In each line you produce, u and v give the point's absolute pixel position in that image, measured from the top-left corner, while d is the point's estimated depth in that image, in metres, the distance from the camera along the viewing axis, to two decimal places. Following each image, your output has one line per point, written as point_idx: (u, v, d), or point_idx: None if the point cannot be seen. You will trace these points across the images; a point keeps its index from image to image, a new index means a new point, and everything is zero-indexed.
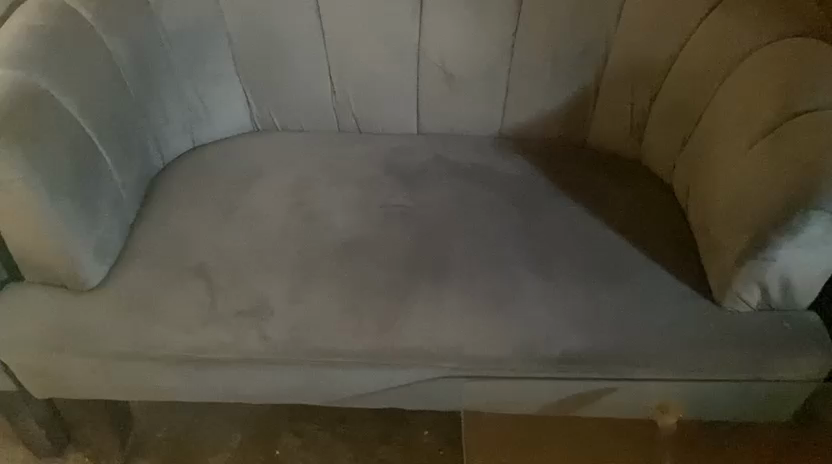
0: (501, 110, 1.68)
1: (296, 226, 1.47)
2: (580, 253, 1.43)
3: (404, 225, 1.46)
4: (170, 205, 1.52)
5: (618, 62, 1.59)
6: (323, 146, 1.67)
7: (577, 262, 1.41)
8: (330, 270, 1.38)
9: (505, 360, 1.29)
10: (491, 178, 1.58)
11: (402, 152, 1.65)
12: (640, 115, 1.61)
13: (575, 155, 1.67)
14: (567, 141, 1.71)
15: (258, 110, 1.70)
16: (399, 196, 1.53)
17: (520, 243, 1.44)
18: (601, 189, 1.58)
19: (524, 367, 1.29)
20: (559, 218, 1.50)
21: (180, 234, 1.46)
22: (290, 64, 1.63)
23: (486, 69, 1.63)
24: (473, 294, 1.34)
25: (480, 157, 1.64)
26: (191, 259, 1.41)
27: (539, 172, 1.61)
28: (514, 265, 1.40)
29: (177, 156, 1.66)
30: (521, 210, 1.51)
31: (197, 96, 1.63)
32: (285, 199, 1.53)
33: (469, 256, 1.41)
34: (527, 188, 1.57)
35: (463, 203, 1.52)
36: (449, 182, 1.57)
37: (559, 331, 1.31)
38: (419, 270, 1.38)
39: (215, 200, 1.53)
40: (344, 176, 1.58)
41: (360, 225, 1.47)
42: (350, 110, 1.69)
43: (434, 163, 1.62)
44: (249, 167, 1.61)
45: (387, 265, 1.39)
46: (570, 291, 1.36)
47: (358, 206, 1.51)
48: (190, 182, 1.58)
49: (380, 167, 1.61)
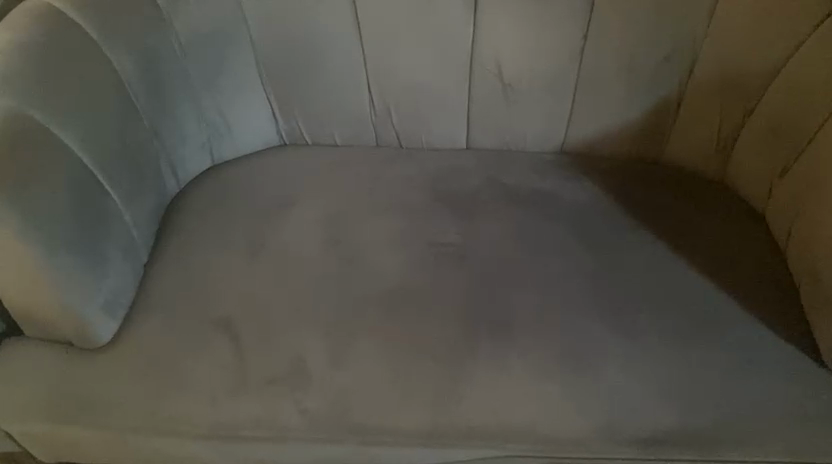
0: (565, 123, 1.45)
1: (333, 270, 1.27)
2: (665, 304, 1.22)
3: (459, 270, 1.26)
4: (190, 242, 1.33)
5: (707, 72, 1.35)
6: (360, 168, 1.45)
7: (664, 315, 1.20)
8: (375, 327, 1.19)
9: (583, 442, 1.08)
10: (556, 208, 1.36)
11: (451, 173, 1.43)
12: (729, 133, 1.38)
13: (649, 176, 1.44)
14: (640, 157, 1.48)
15: (286, 122, 1.49)
16: (451, 231, 1.32)
17: (596, 292, 1.23)
18: (683, 219, 1.36)
19: (605, 449, 1.08)
20: (638, 259, 1.29)
21: (201, 280, 1.27)
22: (322, 73, 1.42)
23: (550, 77, 1.39)
24: (545, 357, 1.15)
25: (542, 179, 1.42)
26: (214, 312, 1.22)
27: (609, 199, 1.39)
28: (590, 320, 1.19)
29: (195, 177, 1.45)
30: (593, 250, 1.30)
31: (217, 111, 1.41)
32: (319, 234, 1.33)
33: (537, 309, 1.20)
34: (596, 220, 1.35)
35: (525, 240, 1.30)
36: (508, 211, 1.35)
37: (648, 403, 1.10)
38: (480, 327, 1.18)
39: (240, 235, 1.33)
40: (386, 204, 1.37)
41: (407, 268, 1.26)
42: (390, 123, 1.48)
43: (490, 187, 1.40)
44: (276, 193, 1.41)
45: (441, 321, 1.19)
46: (658, 353, 1.15)
47: (405, 243, 1.30)
48: (212, 211, 1.38)
49: (427, 192, 1.39)
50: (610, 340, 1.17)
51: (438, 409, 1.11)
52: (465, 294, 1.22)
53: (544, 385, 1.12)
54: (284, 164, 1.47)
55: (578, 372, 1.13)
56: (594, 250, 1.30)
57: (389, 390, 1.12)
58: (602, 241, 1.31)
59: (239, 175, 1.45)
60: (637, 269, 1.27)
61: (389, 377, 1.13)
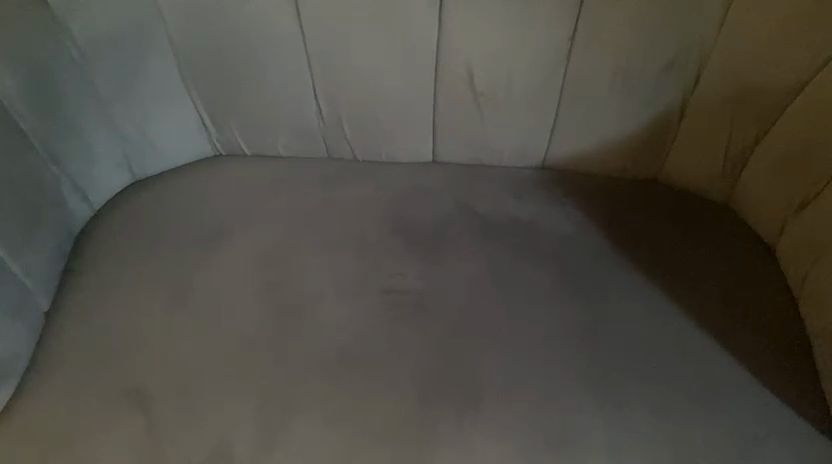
0: (548, 136, 1.24)
1: (271, 323, 1.07)
2: (661, 368, 1.03)
3: (420, 324, 1.06)
4: (102, 285, 1.12)
5: (716, 82, 1.13)
6: (307, 187, 1.23)
7: (661, 383, 1.02)
8: (317, 399, 0.99)
9: None
10: (536, 242, 1.16)
11: (415, 195, 1.22)
12: (738, 153, 1.17)
13: (645, 196, 1.24)
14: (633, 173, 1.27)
15: (218, 131, 1.26)
16: (410, 272, 1.12)
17: (582, 354, 1.04)
18: (683, 255, 1.16)
19: None
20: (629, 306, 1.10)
21: (112, 335, 1.07)
22: (258, 76, 1.19)
23: (530, 84, 1.17)
24: (521, 438, 0.96)
25: (522, 204, 1.21)
26: (128, 379, 1.02)
27: (597, 229, 1.19)
28: (576, 390, 1.00)
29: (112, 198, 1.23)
30: (578, 297, 1.10)
31: (133, 123, 1.19)
32: (256, 276, 1.12)
33: (512, 376, 1.01)
34: (581, 255, 1.15)
35: (500, 284, 1.10)
36: (478, 246, 1.15)
37: None
38: (444, 399, 0.99)
39: (161, 276, 1.12)
40: (336, 236, 1.16)
41: (359, 322, 1.06)
42: (344, 135, 1.25)
43: (460, 214, 1.19)
44: (207, 220, 1.19)
45: (398, 391, 1.00)
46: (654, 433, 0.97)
47: (357, 288, 1.10)
48: (131, 244, 1.17)
49: (386, 220, 1.18)
50: (597, 417, 0.98)
51: None
52: (427, 356, 1.03)
53: None
54: (219, 182, 1.25)
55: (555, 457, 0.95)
56: (579, 296, 1.10)
57: None
58: (589, 284, 1.12)
59: (166, 196, 1.23)
60: (629, 321, 1.08)
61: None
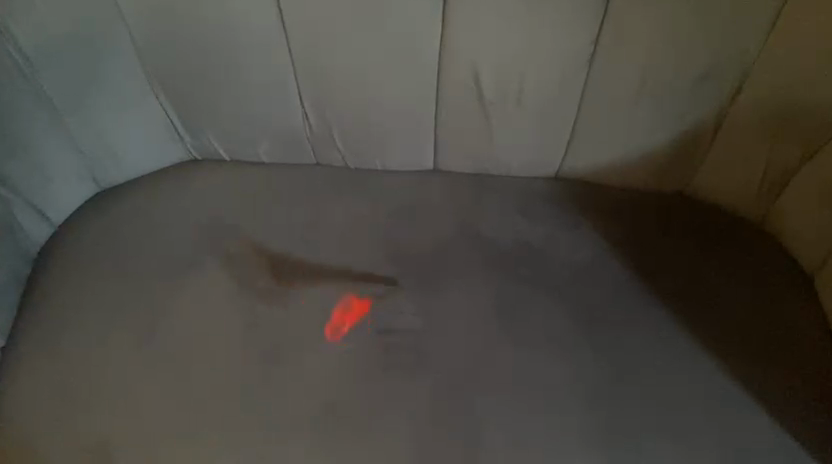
0: (562, 149, 1.10)
1: (251, 369, 0.96)
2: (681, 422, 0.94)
3: (415, 372, 0.96)
4: (63, 320, 1.01)
5: (756, 96, 0.99)
6: (294, 204, 1.11)
7: (678, 442, 0.93)
8: (302, 461, 0.90)
9: None
10: (545, 274, 1.05)
11: (412, 214, 1.10)
12: (778, 173, 1.03)
13: (668, 215, 1.11)
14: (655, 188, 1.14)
15: (193, 137, 1.13)
16: (406, 307, 1.01)
17: (592, 409, 0.95)
18: (708, 288, 1.05)
19: None
20: (648, 349, 1.00)
21: (73, 381, 0.96)
22: (236, 80, 1.06)
23: (545, 91, 1.03)
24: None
25: (530, 225, 1.09)
26: (89, 435, 0.91)
27: (613, 256, 1.07)
28: (585, 452, 0.92)
29: (70, 215, 1.11)
30: (590, 340, 1.00)
31: (93, 131, 1.07)
32: (234, 312, 1.01)
33: (515, 435, 0.92)
34: (595, 288, 1.04)
35: (503, 324, 1.01)
36: (481, 278, 1.04)
37: None
38: (441, 461, 0.90)
39: (130, 311, 1.01)
40: (324, 265, 1.05)
41: (348, 368, 0.96)
42: (333, 141, 1.12)
43: (461, 239, 1.08)
44: (182, 242, 1.08)
45: (389, 452, 0.90)
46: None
47: (347, 328, 1.00)
48: (95, 270, 1.05)
49: (379, 247, 1.07)
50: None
51: None
52: (423, 410, 0.93)
53: None
54: (195, 195, 1.12)
55: None
56: (591, 338, 1.01)
57: None
58: (602, 325, 1.02)
59: (133, 212, 1.11)
60: (645, 369, 0.98)
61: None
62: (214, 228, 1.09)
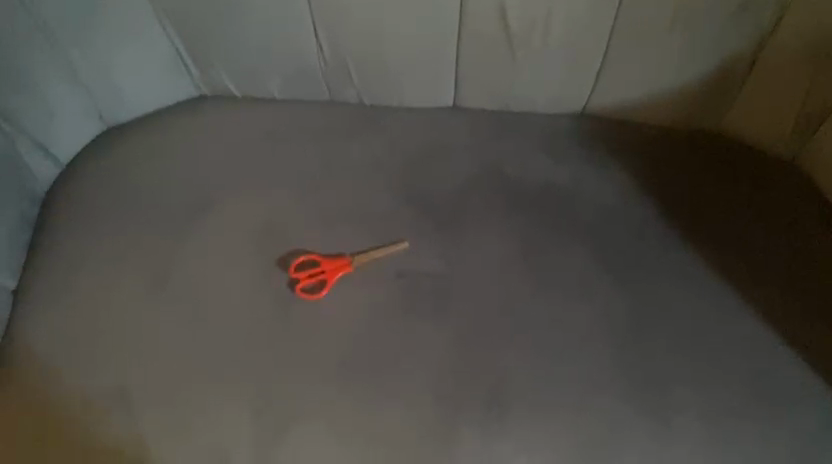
0: (590, 85, 1.06)
1: (269, 313, 0.95)
2: (710, 361, 0.93)
3: (438, 316, 0.94)
4: (75, 263, 0.99)
5: (800, 25, 0.94)
6: (311, 145, 1.08)
7: (706, 386, 0.91)
8: (327, 398, 0.89)
9: None
10: (571, 216, 1.03)
11: (432, 156, 1.07)
12: (817, 110, 0.99)
13: (699, 154, 1.08)
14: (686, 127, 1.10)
15: (203, 73, 1.10)
16: (428, 248, 0.99)
17: (619, 352, 0.93)
18: (739, 228, 1.03)
19: None
20: (676, 289, 0.99)
21: (89, 320, 0.94)
22: (247, 11, 1.01)
23: (572, 22, 0.98)
24: (547, 453, 0.87)
25: (555, 167, 1.07)
26: (109, 371, 0.90)
27: (641, 198, 1.05)
28: (613, 390, 0.91)
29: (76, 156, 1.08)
30: (618, 283, 0.99)
31: (97, 66, 1.03)
32: (251, 256, 0.99)
33: (538, 379, 0.91)
34: (622, 230, 1.03)
35: (528, 267, 0.99)
36: (506, 218, 1.03)
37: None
38: (463, 406, 0.89)
39: (146, 250, 1.00)
40: (342, 208, 1.03)
41: (369, 311, 0.95)
42: (348, 77, 1.08)
43: (484, 181, 1.05)
44: (195, 184, 1.05)
45: (415, 391, 0.90)
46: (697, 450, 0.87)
47: (367, 272, 0.98)
48: (105, 213, 1.03)
49: (399, 189, 1.04)
50: (634, 429, 0.88)
51: None
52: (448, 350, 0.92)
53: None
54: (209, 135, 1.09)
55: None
56: (618, 280, 0.99)
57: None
58: (630, 267, 1.00)
59: (142, 152, 1.08)
60: (672, 312, 0.97)
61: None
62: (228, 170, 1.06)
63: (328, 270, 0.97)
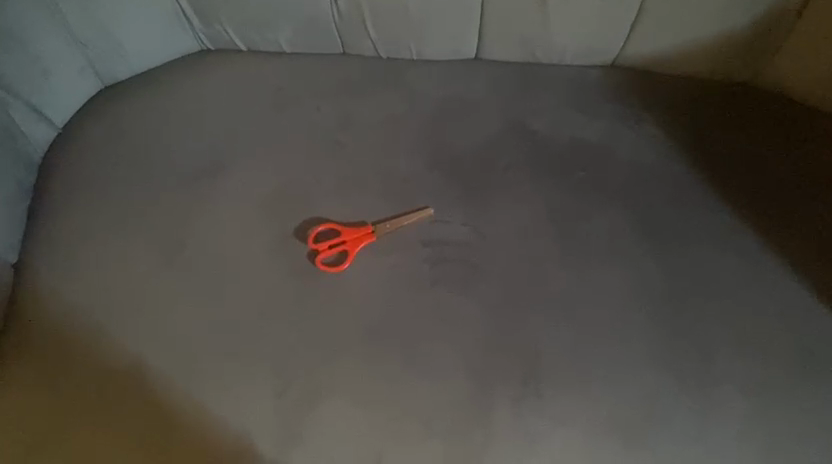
0: (627, 30, 1.05)
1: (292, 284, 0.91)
2: (747, 310, 0.92)
3: (469, 274, 0.92)
4: (81, 235, 0.95)
5: None
6: (329, 106, 1.05)
7: (745, 355, 0.89)
8: (361, 353, 0.87)
9: None
10: (602, 178, 1.00)
11: (454, 115, 1.04)
12: None
13: (723, 107, 1.07)
14: (707, 80, 1.10)
15: (203, 24, 1.08)
16: (456, 203, 0.97)
17: (655, 320, 0.91)
18: (785, 178, 1.01)
19: None
20: (711, 240, 0.97)
21: (104, 283, 0.91)
22: None
23: None
24: (585, 429, 0.84)
25: (583, 128, 1.04)
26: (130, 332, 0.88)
27: (670, 151, 1.03)
28: (651, 342, 0.89)
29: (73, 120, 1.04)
30: (653, 247, 0.95)
31: (90, 17, 1.01)
32: (268, 224, 0.96)
33: (572, 350, 0.88)
34: (653, 185, 1.00)
35: (559, 222, 0.96)
36: (534, 170, 1.00)
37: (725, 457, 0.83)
38: (496, 381, 0.86)
39: (163, 209, 0.97)
40: (364, 174, 1.00)
41: (396, 280, 0.91)
42: (363, 27, 1.07)
43: (511, 143, 1.02)
44: (208, 148, 1.02)
45: (452, 342, 0.88)
46: (740, 426, 0.85)
47: (392, 240, 0.94)
48: (113, 181, 0.99)
49: (422, 153, 1.01)
50: (673, 401, 0.86)
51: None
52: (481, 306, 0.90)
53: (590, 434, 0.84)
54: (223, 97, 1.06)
55: (635, 415, 0.85)
56: (651, 232, 0.97)
57: (382, 440, 0.83)
58: (663, 229, 0.97)
59: (143, 113, 1.04)
60: (707, 277, 0.94)
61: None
62: (243, 131, 1.03)
63: (348, 242, 0.93)
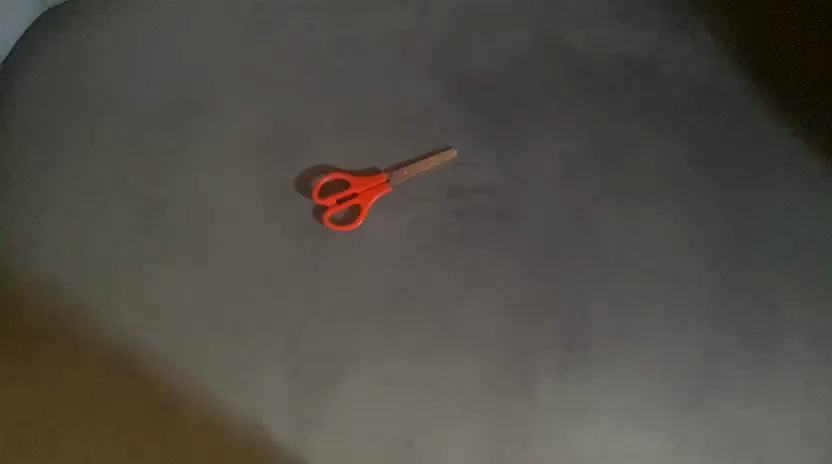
0: None
1: (307, 249, 0.84)
2: (804, 234, 0.87)
3: (504, 214, 0.86)
4: (46, 206, 0.85)
5: None
6: (338, 37, 0.95)
7: (804, 301, 0.84)
8: (397, 303, 0.82)
9: (697, 451, 0.79)
10: (648, 105, 0.92)
11: (475, 42, 0.95)
12: None
13: (768, 15, 0.98)
14: None
15: None
16: (488, 134, 0.90)
17: (711, 267, 0.86)
18: None
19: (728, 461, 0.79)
20: (766, 159, 0.90)
21: (105, 241, 0.84)
22: None
23: None
24: (640, 394, 0.80)
25: (620, 53, 0.95)
26: (146, 290, 0.82)
27: (720, 70, 0.94)
28: (700, 278, 0.85)
29: (23, 67, 0.92)
30: (704, 184, 0.89)
31: None
32: (271, 182, 0.87)
33: (623, 307, 0.84)
34: (701, 110, 0.92)
35: (599, 152, 0.90)
36: (569, 94, 0.92)
37: (777, 391, 0.81)
38: (539, 347, 0.82)
39: (166, 152, 0.88)
40: (380, 114, 0.91)
41: (427, 239, 0.85)
42: None
43: (542, 70, 0.94)
44: (197, 92, 0.91)
45: (492, 288, 0.83)
46: (802, 385, 0.81)
47: (417, 190, 0.87)
48: (84, 141, 0.88)
49: (446, 87, 0.92)
50: (728, 360, 0.82)
51: (500, 421, 0.79)
52: (520, 247, 0.85)
53: (639, 374, 0.81)
54: (209, 28, 0.95)
55: (684, 356, 0.82)
56: (697, 155, 0.90)
57: (427, 392, 0.79)
58: (715, 161, 0.90)
59: (116, 54, 0.93)
60: (763, 212, 0.88)
61: (402, 448, 0.77)
62: (236, 71, 0.93)
63: (360, 194, 0.85)
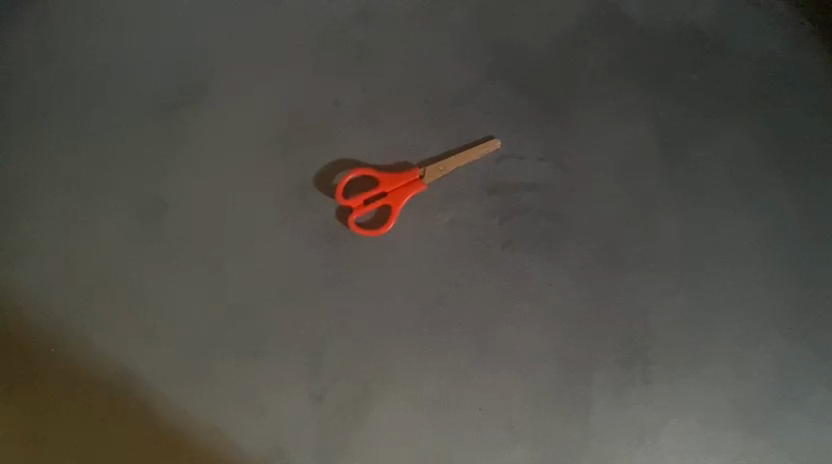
0: None
1: (330, 255, 0.74)
2: None
3: (552, 213, 0.76)
4: (38, 202, 0.76)
5: None
6: (366, 12, 0.84)
7: None
8: (431, 315, 0.72)
9: None
10: (718, 86, 0.81)
11: (522, 17, 0.84)
12: None
13: None
14: None
15: None
16: (532, 122, 0.79)
17: (790, 272, 0.75)
18: None
19: None
20: None
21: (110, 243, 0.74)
22: None
23: None
24: (709, 416, 0.70)
25: (685, 27, 0.84)
26: (157, 300, 0.72)
27: (799, 45, 0.83)
28: (777, 284, 0.74)
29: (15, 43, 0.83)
30: (780, 176, 0.78)
31: None
32: (290, 180, 0.77)
33: (691, 316, 0.73)
34: (778, 93, 0.81)
35: (660, 140, 0.79)
36: (628, 74, 0.82)
37: None
38: (594, 363, 0.71)
39: (177, 143, 0.79)
40: (412, 101, 0.80)
41: (466, 243, 0.75)
42: None
43: (595, 47, 0.83)
44: (212, 76, 0.82)
45: (540, 295, 0.73)
46: None
47: (454, 187, 0.77)
48: (80, 130, 0.79)
49: (487, 68, 0.82)
50: (809, 378, 0.71)
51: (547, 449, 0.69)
52: (572, 249, 0.75)
53: (708, 394, 0.71)
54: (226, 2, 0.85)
55: (759, 374, 0.71)
56: (773, 144, 0.79)
57: (464, 417, 0.69)
58: (795, 151, 0.79)
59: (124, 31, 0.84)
60: None
61: None
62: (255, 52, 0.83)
63: (389, 194, 0.75)
